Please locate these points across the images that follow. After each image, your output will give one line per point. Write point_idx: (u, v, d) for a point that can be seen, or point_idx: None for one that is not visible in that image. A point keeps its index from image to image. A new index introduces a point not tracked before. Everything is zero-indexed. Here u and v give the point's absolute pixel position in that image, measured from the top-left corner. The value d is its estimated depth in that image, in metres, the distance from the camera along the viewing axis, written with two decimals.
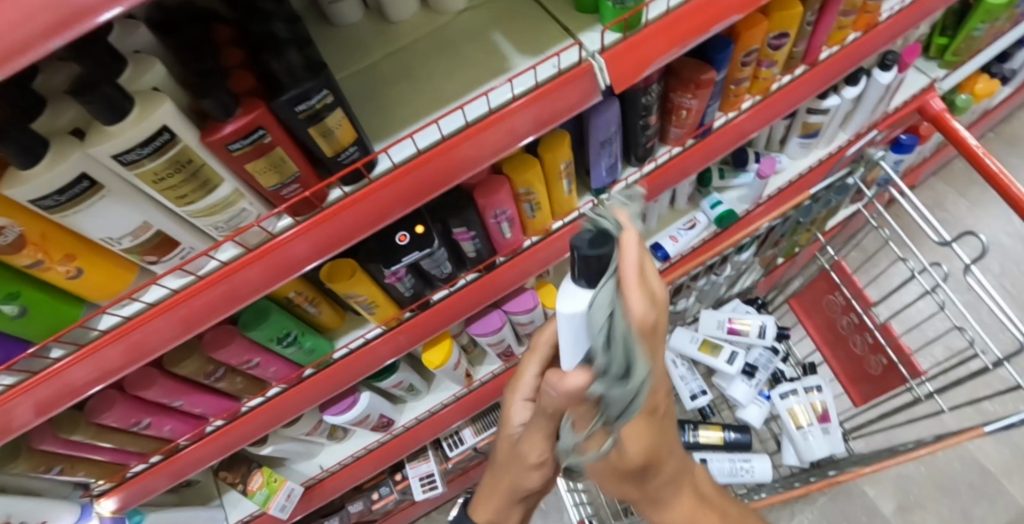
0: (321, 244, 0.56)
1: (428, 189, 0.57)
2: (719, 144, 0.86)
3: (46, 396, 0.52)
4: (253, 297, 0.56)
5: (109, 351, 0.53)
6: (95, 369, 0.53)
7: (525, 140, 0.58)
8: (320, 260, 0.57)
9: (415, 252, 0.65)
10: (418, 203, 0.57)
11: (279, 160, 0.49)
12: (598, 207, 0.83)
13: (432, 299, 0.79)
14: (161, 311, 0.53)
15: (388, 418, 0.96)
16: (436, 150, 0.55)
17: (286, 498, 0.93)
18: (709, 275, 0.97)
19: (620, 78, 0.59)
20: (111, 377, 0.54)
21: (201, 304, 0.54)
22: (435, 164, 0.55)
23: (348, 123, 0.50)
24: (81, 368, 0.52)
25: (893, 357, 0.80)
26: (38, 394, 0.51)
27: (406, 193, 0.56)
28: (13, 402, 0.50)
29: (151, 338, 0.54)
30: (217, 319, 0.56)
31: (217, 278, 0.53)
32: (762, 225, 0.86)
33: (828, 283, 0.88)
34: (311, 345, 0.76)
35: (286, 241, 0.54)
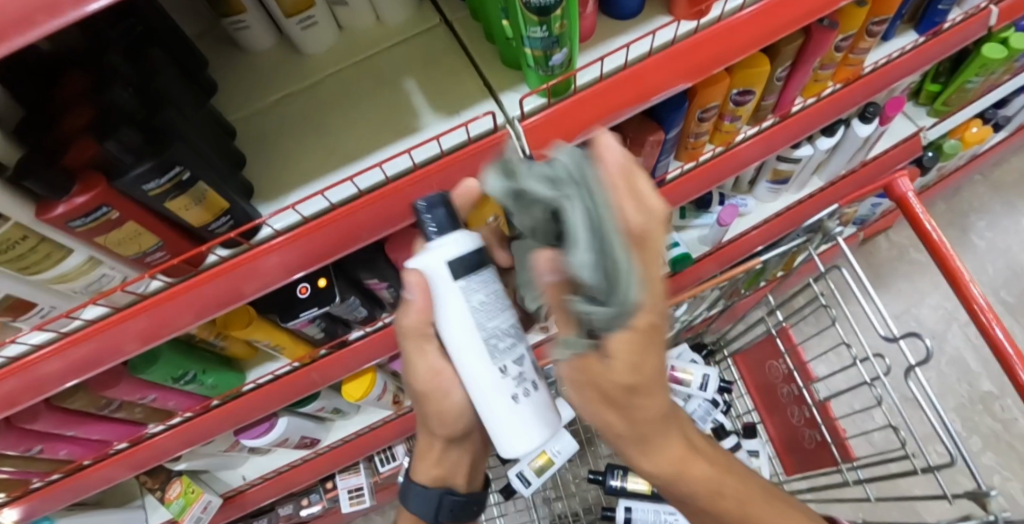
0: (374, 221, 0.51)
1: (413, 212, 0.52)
2: (673, 196, 0.79)
3: (11, 389, 0.51)
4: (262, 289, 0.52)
5: (82, 346, 0.50)
6: (65, 363, 0.51)
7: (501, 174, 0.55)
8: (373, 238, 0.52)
9: (315, 308, 0.61)
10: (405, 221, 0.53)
11: (136, 233, 0.45)
12: None
13: (348, 339, 0.75)
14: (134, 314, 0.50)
15: (311, 438, 0.95)
16: (430, 168, 0.50)
17: (203, 510, 0.93)
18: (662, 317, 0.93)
19: (537, 143, 0.53)
20: (84, 372, 0.52)
21: (175, 306, 0.50)
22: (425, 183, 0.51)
23: (215, 193, 0.46)
24: (54, 361, 0.51)
25: (827, 437, 0.78)
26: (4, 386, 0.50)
27: (391, 213, 0.51)
28: None
29: (118, 341, 0.51)
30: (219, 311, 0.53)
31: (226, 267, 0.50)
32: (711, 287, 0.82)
33: (773, 348, 0.85)
34: (215, 380, 0.72)
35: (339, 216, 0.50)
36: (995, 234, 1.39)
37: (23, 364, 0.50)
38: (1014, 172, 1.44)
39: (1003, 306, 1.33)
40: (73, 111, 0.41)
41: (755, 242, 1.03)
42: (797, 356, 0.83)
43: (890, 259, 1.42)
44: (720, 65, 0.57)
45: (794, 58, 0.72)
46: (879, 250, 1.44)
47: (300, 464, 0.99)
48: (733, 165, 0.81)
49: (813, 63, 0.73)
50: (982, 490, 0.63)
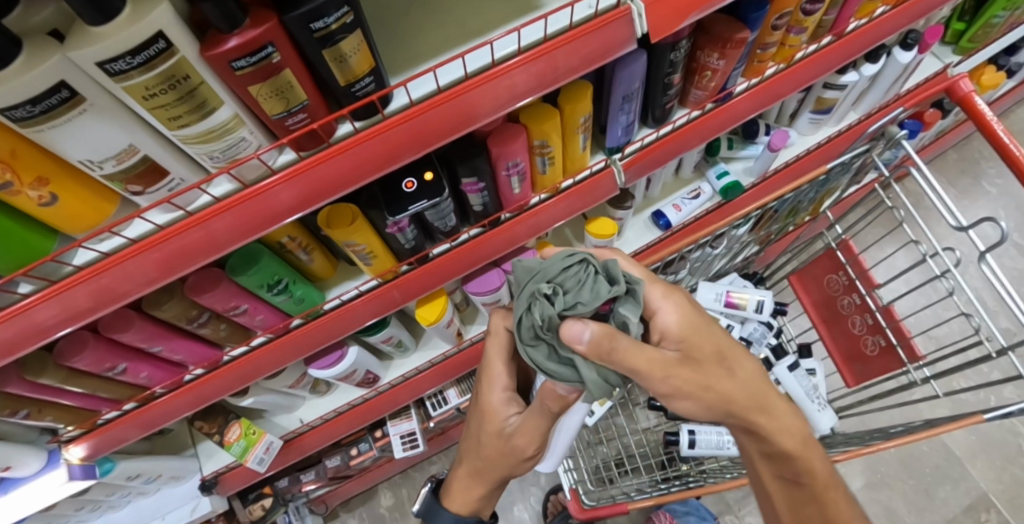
0: (432, 128, 0.51)
1: (446, 131, 0.52)
2: (745, 107, 0.83)
3: (12, 335, 0.47)
4: (345, 190, 0.51)
5: (78, 291, 0.47)
6: (62, 310, 0.48)
7: (525, 100, 0.54)
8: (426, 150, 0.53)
9: (423, 201, 0.60)
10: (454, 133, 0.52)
11: (286, 86, 0.44)
12: (609, 166, 0.79)
13: (431, 253, 0.75)
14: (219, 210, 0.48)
15: (374, 374, 0.93)
16: (485, 75, 0.51)
17: (264, 452, 0.91)
18: (703, 249, 0.94)
19: (658, 27, 0.55)
20: (79, 321, 0.49)
21: (240, 218, 0.49)
22: (476, 92, 0.51)
23: (365, 49, 0.45)
24: (48, 307, 0.47)
25: (892, 340, 0.81)
26: (4, 332, 0.46)
27: (447, 118, 0.51)
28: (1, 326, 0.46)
29: (121, 283, 0.48)
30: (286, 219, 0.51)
31: (319, 159, 0.49)
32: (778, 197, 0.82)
33: (833, 262, 0.88)
34: (302, 294, 0.71)
35: (397, 123, 0.50)
36: (1005, 181, 1.46)
37: (15, 309, 0.46)
38: (1018, 122, 1.52)
39: (1016, 249, 1.42)
40: None
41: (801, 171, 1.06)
42: (859, 265, 0.86)
43: None
44: None
45: None
46: None
47: (356, 404, 0.97)
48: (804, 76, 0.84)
49: None
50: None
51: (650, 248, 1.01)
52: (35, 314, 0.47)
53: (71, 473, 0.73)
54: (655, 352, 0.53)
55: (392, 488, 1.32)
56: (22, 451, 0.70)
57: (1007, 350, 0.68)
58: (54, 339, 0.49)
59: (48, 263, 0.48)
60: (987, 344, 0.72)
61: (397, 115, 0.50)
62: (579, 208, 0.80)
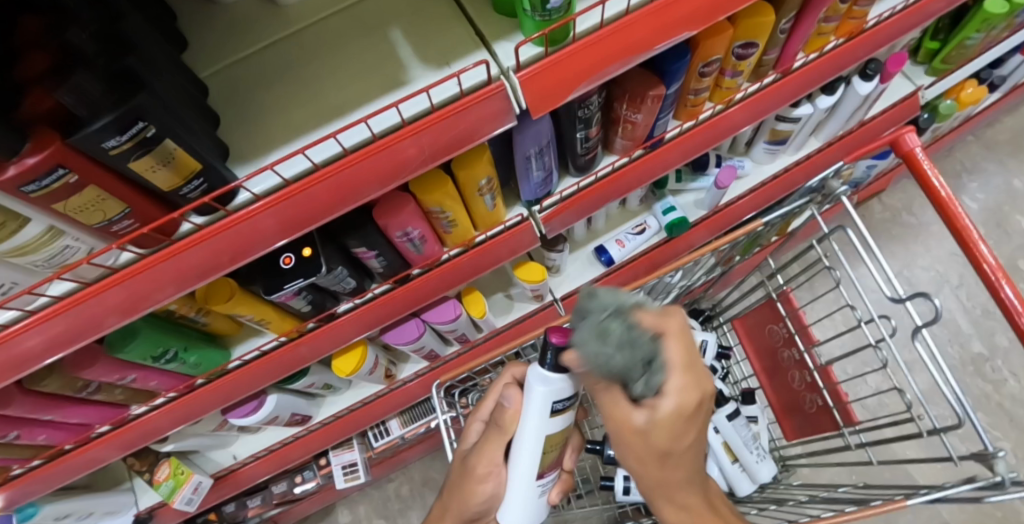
0: (427, 151, 0.49)
1: (439, 151, 0.50)
2: (677, 152, 0.77)
3: None
4: (337, 210, 0.50)
5: (58, 321, 0.47)
6: (46, 338, 0.47)
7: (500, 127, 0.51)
8: (421, 171, 0.51)
9: (300, 279, 0.58)
10: (446, 156, 0.50)
11: (98, 199, 0.41)
12: (528, 220, 0.75)
13: (336, 311, 0.72)
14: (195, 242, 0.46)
15: (302, 415, 0.92)
16: (451, 109, 0.47)
17: (193, 492, 0.90)
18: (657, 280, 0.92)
19: (538, 103, 0.51)
20: (64, 349, 0.49)
21: (217, 246, 0.47)
22: (465, 114, 0.48)
23: (186, 151, 0.42)
24: (33, 334, 0.47)
25: (829, 401, 0.78)
26: None
27: (439, 141, 0.49)
28: None
29: (98, 311, 0.48)
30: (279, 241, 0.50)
31: (308, 183, 0.46)
32: (711, 250, 0.81)
33: (773, 312, 0.85)
34: (198, 358, 0.69)
35: (388, 145, 0.47)
36: (986, 196, 1.43)
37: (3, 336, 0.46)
38: (1004, 133, 1.48)
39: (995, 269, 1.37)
40: (31, 58, 0.36)
41: (744, 210, 1.03)
42: (798, 319, 0.83)
43: (885, 220, 1.44)
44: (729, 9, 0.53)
45: (798, 8, 0.70)
46: (871, 213, 1.45)
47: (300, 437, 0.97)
48: (753, 111, 0.78)
49: (818, 13, 0.71)
50: (989, 452, 0.61)
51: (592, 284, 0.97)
52: None
53: None
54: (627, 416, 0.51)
55: (349, 505, 1.32)
56: None
57: (938, 431, 0.63)
58: None
59: None
60: (919, 422, 0.68)
61: (386, 138, 0.47)
62: (498, 261, 0.76)
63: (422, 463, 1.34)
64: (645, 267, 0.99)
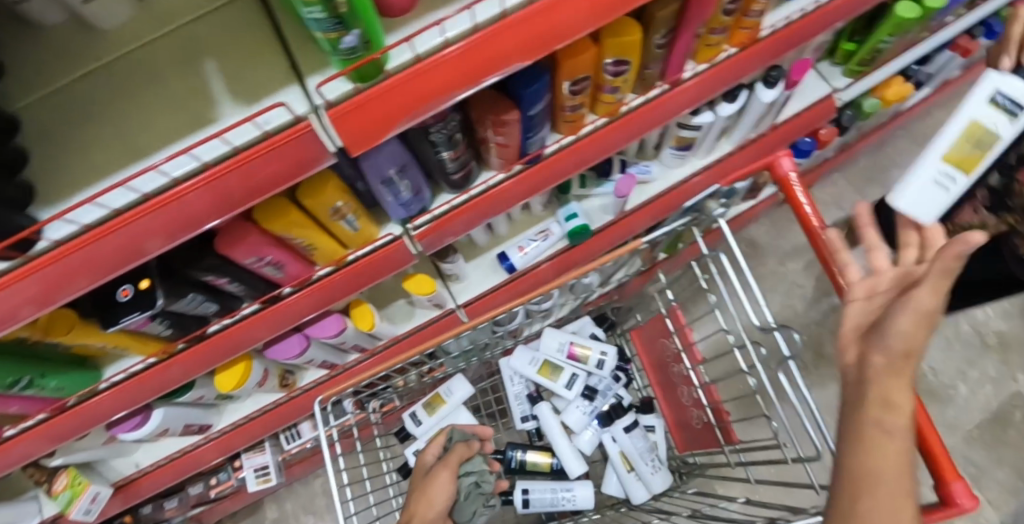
0: (251, 188, 0.49)
1: (263, 187, 0.49)
2: (557, 168, 0.75)
3: None
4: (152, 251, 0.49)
5: None
6: None
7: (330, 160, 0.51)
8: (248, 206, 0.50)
9: (136, 313, 0.56)
10: (276, 190, 0.50)
11: None
12: (400, 237, 0.73)
13: (206, 332, 0.71)
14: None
15: (200, 424, 0.91)
16: (259, 148, 0.46)
17: (91, 502, 0.90)
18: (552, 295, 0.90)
19: (357, 140, 0.49)
20: None
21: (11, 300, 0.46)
22: (282, 151, 0.47)
23: None
24: None
25: (711, 420, 0.79)
26: None
27: (257, 179, 0.48)
28: None
29: None
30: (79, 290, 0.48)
31: (104, 230, 0.45)
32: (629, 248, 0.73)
33: (663, 327, 0.85)
34: (60, 382, 0.68)
35: (192, 188, 0.46)
36: None
37: None
38: (935, 128, 1.49)
39: None
40: None
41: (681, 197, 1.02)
42: (685, 336, 0.83)
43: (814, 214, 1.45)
44: (560, 40, 0.51)
45: (673, 24, 0.68)
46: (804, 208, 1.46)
47: (202, 444, 0.96)
48: (638, 127, 0.78)
49: (696, 27, 0.69)
50: None
51: (493, 290, 0.97)
52: None
53: None
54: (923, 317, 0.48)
55: (277, 501, 1.33)
56: None
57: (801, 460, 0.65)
58: None
59: None
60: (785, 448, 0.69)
61: (191, 180, 0.46)
62: (369, 280, 0.74)
63: None
64: (554, 271, 0.98)
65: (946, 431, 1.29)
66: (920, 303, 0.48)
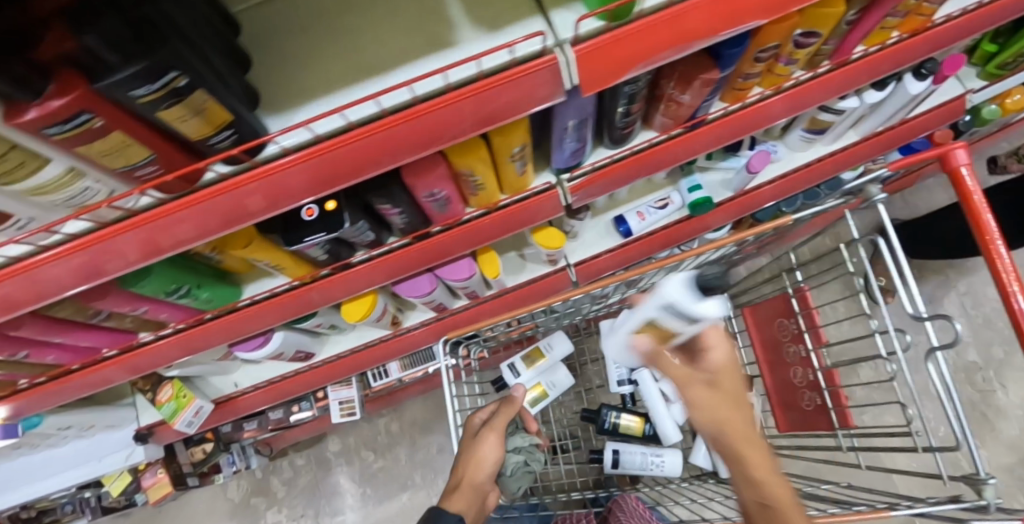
0: (479, 117, 0.47)
1: (490, 117, 0.47)
2: (711, 135, 0.75)
3: None
4: (370, 171, 0.48)
5: (135, 235, 0.45)
6: (137, 247, 0.46)
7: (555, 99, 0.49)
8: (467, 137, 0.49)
9: (321, 233, 0.55)
10: (498, 122, 0.48)
11: (123, 145, 0.38)
12: (555, 187, 0.75)
13: (352, 261, 0.71)
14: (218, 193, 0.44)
15: (307, 352, 0.92)
16: (507, 75, 0.44)
17: (194, 415, 0.92)
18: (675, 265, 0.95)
19: (591, 81, 0.48)
20: (151, 258, 0.47)
21: (237, 201, 0.45)
22: (524, 81, 0.45)
23: (217, 103, 0.39)
24: (144, 233, 0.45)
25: (829, 402, 0.83)
26: None
27: (493, 108, 0.46)
28: None
29: (180, 229, 0.46)
30: (296, 200, 0.47)
31: (342, 140, 0.44)
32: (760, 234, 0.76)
33: (786, 307, 0.91)
34: (210, 294, 0.68)
35: (433, 108, 0.44)
36: None
37: (94, 240, 0.44)
38: None
39: None
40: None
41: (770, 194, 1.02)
42: (810, 318, 0.88)
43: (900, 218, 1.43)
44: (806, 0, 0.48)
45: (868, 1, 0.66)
46: (891, 208, 1.44)
47: (302, 371, 0.98)
48: (798, 103, 0.76)
49: (889, 7, 0.67)
50: (980, 477, 0.63)
51: (608, 251, 0.99)
52: None
53: None
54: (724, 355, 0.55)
55: (340, 435, 1.40)
56: None
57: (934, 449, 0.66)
58: None
59: None
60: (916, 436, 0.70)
61: (435, 99, 0.44)
62: (516, 227, 0.75)
63: (416, 403, 1.40)
64: (660, 242, 1.01)
65: (1008, 449, 1.29)
66: (715, 354, 0.55)
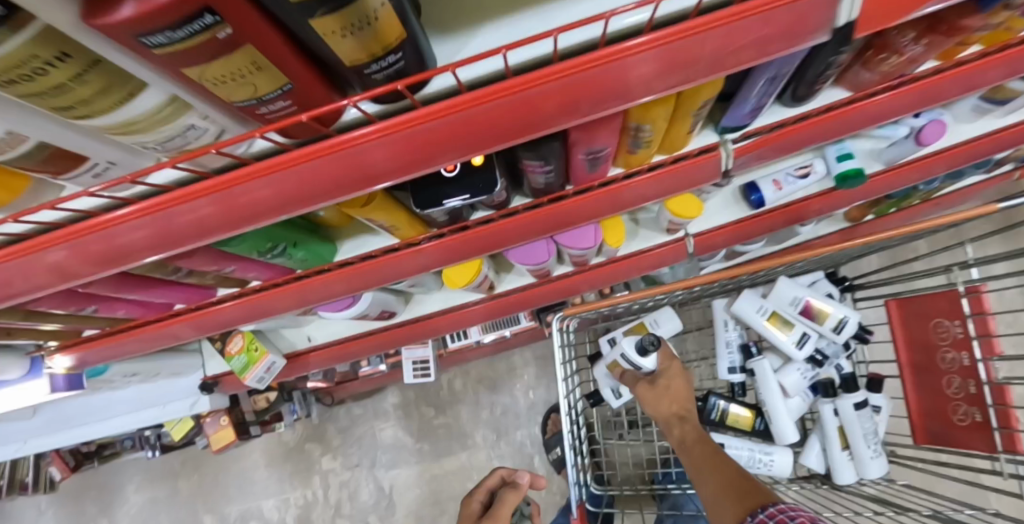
0: (720, 58, 0.34)
1: (732, 61, 0.34)
2: (923, 95, 0.58)
3: None
4: (560, 122, 0.35)
5: (258, 186, 0.35)
6: (247, 204, 0.35)
7: (818, 38, 0.35)
8: (687, 87, 0.36)
9: (464, 196, 0.46)
10: (739, 70, 0.35)
11: (252, 67, 0.25)
12: (718, 148, 0.61)
13: (471, 222, 0.60)
14: (371, 137, 0.34)
15: (391, 312, 0.85)
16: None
17: (265, 371, 0.85)
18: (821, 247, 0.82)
19: (873, 16, 0.34)
20: (260, 222, 0.37)
21: (391, 149, 0.34)
22: (796, 11, 0.32)
23: (394, 10, 0.25)
24: (269, 184, 0.35)
25: (992, 421, 0.70)
26: None
27: (742, 46, 0.33)
28: None
29: (312, 184, 0.35)
30: (458, 156, 0.36)
31: (541, 76, 0.33)
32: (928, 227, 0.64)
33: (951, 306, 0.75)
34: (307, 253, 0.58)
35: (669, 40, 0.32)
36: None
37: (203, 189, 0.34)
38: None
39: None
40: None
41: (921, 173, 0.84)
42: (985, 324, 0.73)
43: None
44: None
45: None
46: None
47: (382, 330, 0.91)
48: None
49: None
50: None
51: (736, 223, 0.87)
52: None
53: (53, 385, 0.69)
54: (677, 388, 0.77)
55: (400, 388, 1.35)
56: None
57: None
58: None
59: None
60: None
61: (674, 27, 0.32)
62: (662, 193, 0.62)
63: (480, 362, 1.33)
64: (779, 220, 0.86)
65: None
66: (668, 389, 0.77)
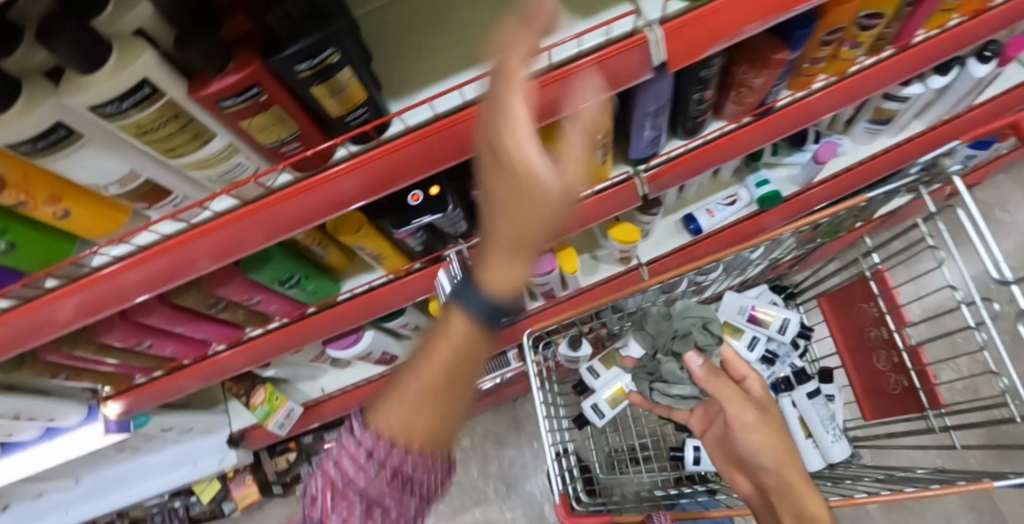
0: (575, 94, 0.50)
1: (584, 96, 0.51)
2: (791, 118, 0.77)
3: (52, 316, 0.53)
4: (480, 147, 0.51)
5: (283, 207, 0.51)
6: (267, 225, 0.51)
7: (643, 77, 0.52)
8: (560, 116, 0.52)
9: (428, 214, 0.61)
10: None
11: (279, 119, 0.44)
12: (632, 178, 0.77)
13: (444, 254, 0.75)
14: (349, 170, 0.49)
15: (391, 355, 0.98)
16: (601, 54, 0.49)
17: (285, 417, 0.97)
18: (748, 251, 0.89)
19: (677, 57, 0.51)
20: (279, 235, 0.53)
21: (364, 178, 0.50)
22: (617, 61, 0.49)
23: (358, 82, 0.44)
24: (285, 208, 0.51)
25: (917, 384, 0.79)
26: (35, 318, 0.53)
27: (587, 86, 0.50)
28: (56, 303, 0.52)
29: (315, 206, 0.51)
30: (410, 179, 0.52)
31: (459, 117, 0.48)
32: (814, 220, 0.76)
33: (865, 291, 0.86)
34: (315, 287, 0.74)
35: (537, 86, 0.49)
36: None
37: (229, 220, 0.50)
38: None
39: None
40: None
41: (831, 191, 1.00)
42: (893, 298, 0.83)
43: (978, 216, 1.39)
44: None
45: None
46: None
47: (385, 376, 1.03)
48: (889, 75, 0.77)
49: None
50: None
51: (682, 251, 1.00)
52: (42, 313, 0.53)
53: (107, 428, 0.82)
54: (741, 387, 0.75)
55: None
56: (63, 406, 0.78)
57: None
58: (66, 330, 0.55)
59: (69, 265, 0.52)
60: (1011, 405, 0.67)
61: (541, 77, 0.49)
62: (594, 218, 0.78)
63: (486, 418, 1.41)
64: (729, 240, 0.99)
65: None
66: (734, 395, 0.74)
